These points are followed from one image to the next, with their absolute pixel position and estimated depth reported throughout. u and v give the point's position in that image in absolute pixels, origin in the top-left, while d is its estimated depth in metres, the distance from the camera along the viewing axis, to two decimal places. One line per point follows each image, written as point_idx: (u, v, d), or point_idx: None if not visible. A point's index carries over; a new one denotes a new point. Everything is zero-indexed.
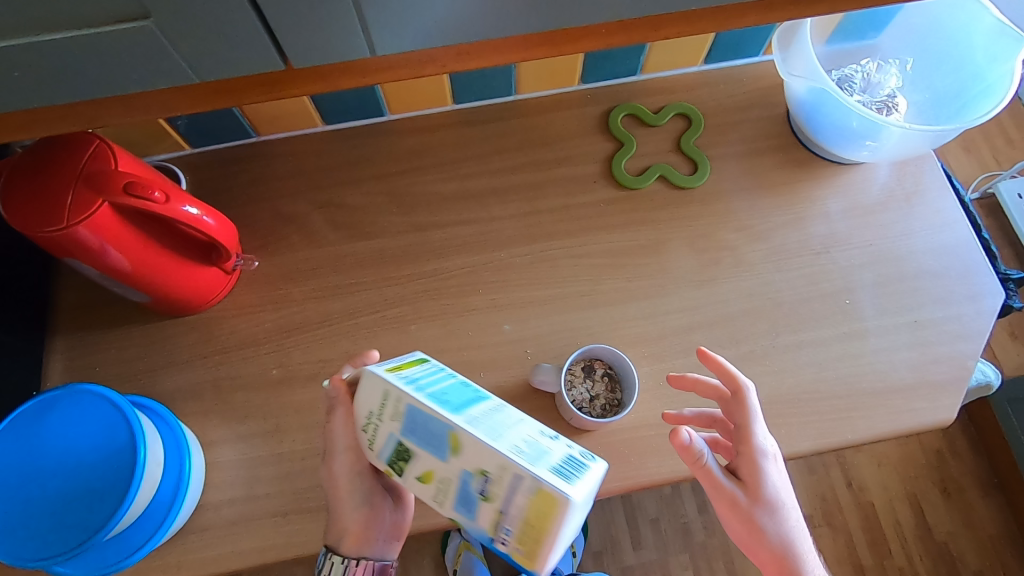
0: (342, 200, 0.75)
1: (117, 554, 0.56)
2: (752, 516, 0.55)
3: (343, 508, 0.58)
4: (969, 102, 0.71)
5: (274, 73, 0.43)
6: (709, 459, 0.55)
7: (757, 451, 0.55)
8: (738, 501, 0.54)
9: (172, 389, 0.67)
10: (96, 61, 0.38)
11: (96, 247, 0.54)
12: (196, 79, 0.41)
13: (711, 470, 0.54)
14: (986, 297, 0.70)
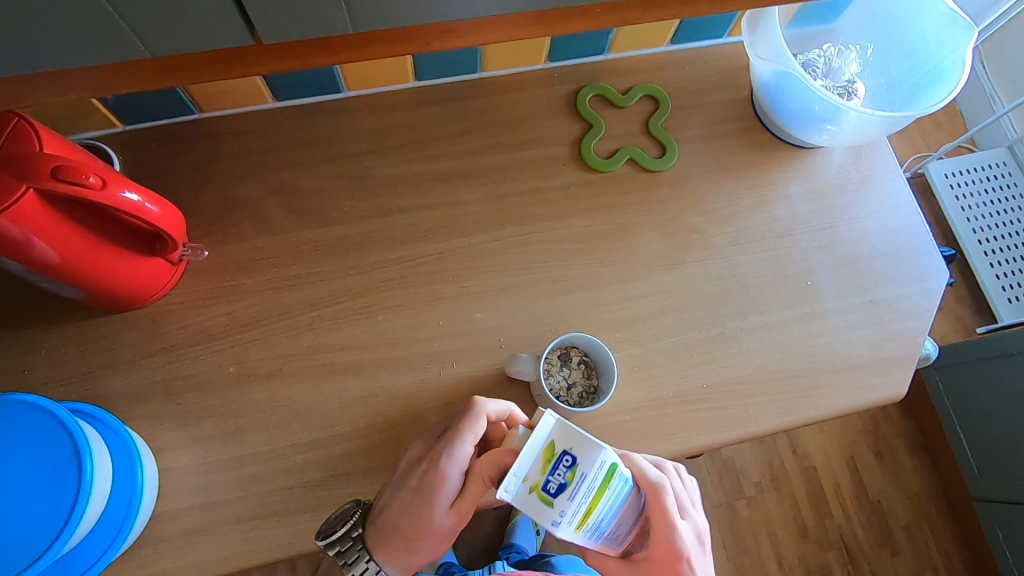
0: (298, 183, 0.70)
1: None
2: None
3: (424, 528, 0.58)
4: (924, 88, 0.73)
5: (240, 49, 0.39)
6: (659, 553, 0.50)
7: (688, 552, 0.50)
8: None
9: (114, 391, 0.61)
10: (33, 28, 0.33)
11: (20, 240, 0.48)
12: (149, 54, 0.37)
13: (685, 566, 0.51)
14: (934, 277, 0.74)
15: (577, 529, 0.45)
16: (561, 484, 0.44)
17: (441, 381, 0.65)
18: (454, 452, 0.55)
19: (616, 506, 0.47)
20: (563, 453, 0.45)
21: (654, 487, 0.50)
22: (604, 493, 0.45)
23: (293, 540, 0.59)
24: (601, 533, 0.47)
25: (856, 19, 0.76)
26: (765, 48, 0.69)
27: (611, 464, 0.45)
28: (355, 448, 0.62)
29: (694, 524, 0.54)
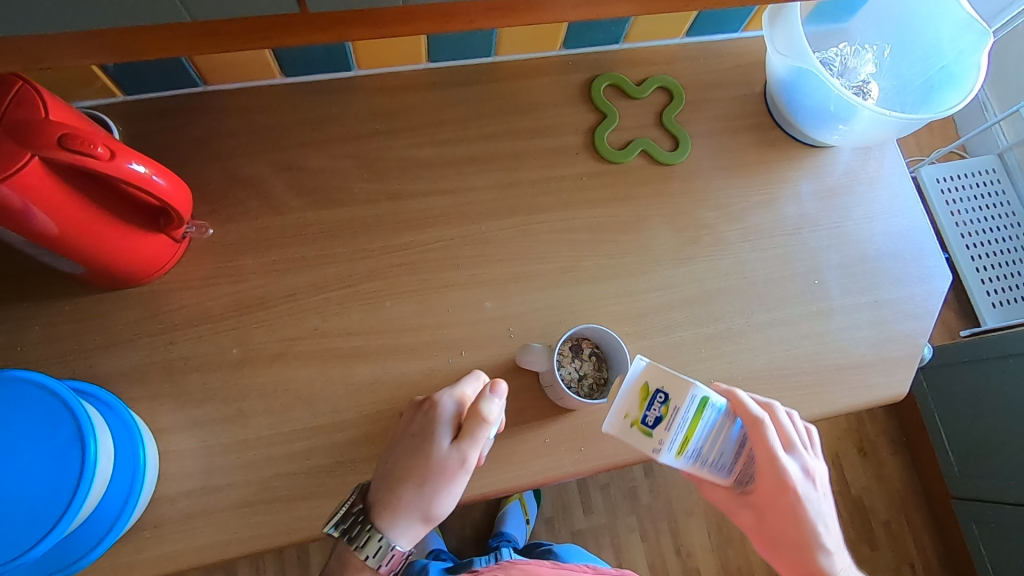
0: (305, 163, 0.69)
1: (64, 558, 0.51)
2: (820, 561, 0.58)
3: (437, 494, 0.56)
4: (938, 92, 0.73)
5: (279, 18, 0.38)
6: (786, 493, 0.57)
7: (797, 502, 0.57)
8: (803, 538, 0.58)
9: (112, 371, 0.59)
10: None
11: (23, 211, 0.47)
12: (190, 19, 0.36)
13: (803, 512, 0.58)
14: (936, 279, 0.75)
15: (674, 455, 0.53)
16: (658, 416, 0.52)
17: (448, 369, 0.64)
18: (452, 398, 0.57)
19: (712, 434, 0.54)
20: (656, 391, 0.52)
21: (758, 430, 0.55)
22: (699, 422, 0.53)
23: (297, 525, 0.58)
24: (701, 459, 0.54)
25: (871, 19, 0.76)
26: (784, 43, 0.69)
27: (701, 399, 0.52)
28: (361, 434, 0.61)
29: (812, 466, 0.58)
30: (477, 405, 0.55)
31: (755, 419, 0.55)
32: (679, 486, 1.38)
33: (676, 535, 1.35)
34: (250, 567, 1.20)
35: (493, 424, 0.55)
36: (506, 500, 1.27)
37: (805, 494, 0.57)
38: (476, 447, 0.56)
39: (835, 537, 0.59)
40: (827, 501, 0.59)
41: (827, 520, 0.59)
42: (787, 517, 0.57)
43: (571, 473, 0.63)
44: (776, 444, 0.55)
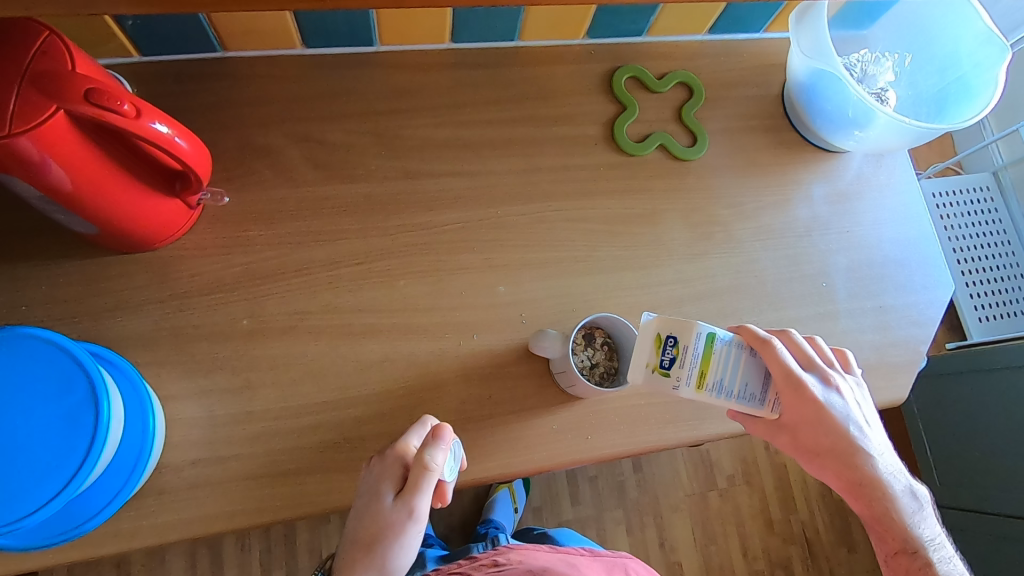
0: (323, 136, 0.68)
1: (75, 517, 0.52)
2: (865, 466, 0.59)
3: (389, 553, 0.54)
4: (955, 105, 0.74)
5: None
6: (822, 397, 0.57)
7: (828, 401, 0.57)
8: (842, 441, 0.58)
9: (120, 335, 0.58)
10: None
11: (42, 167, 0.46)
12: None
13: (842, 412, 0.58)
14: (939, 289, 0.76)
15: (696, 390, 0.55)
16: (672, 357, 0.55)
17: (459, 351, 0.64)
18: (395, 449, 0.56)
19: (732, 366, 0.56)
20: (668, 336, 0.55)
21: (769, 351, 0.56)
22: (713, 356, 0.55)
23: (302, 499, 0.58)
24: (726, 391, 0.56)
25: (893, 27, 0.76)
26: (808, 44, 0.69)
27: (708, 336, 0.55)
28: (369, 412, 0.61)
29: (835, 377, 0.59)
30: (423, 454, 0.53)
31: (764, 343, 0.56)
32: (666, 482, 1.39)
33: (661, 530, 1.37)
34: (237, 542, 1.20)
35: (437, 471, 0.54)
36: (496, 488, 1.27)
37: (831, 402, 0.58)
38: (422, 498, 0.54)
39: (877, 440, 0.60)
40: (860, 407, 0.60)
41: (867, 424, 0.60)
42: (823, 428, 0.58)
43: (576, 460, 0.64)
44: (789, 359, 0.56)
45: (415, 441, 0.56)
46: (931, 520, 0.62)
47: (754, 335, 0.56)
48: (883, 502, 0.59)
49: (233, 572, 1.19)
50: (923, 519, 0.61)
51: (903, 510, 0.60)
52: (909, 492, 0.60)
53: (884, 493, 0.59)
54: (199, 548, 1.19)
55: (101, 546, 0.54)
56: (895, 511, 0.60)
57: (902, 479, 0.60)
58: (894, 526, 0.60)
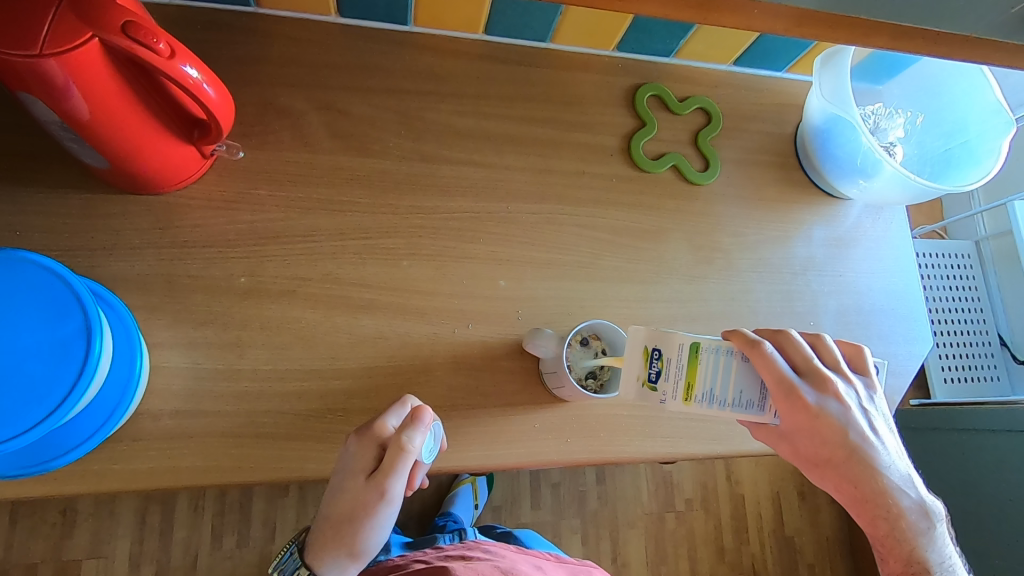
0: (346, 106, 0.67)
1: (46, 453, 0.51)
2: (869, 481, 0.57)
3: (360, 531, 0.55)
4: (955, 166, 0.78)
5: None
6: (819, 407, 0.56)
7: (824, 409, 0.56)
8: (841, 451, 0.57)
9: (115, 276, 0.58)
10: None
11: (65, 92, 0.45)
12: None
13: (839, 422, 0.56)
14: (919, 343, 0.79)
15: (686, 401, 0.57)
16: (658, 370, 0.57)
17: (454, 339, 0.64)
18: (373, 427, 0.55)
19: (723, 374, 0.56)
20: (654, 349, 0.57)
21: (762, 356, 0.55)
22: (699, 366, 0.56)
23: (277, 465, 0.58)
24: (718, 400, 0.57)
25: (908, 87, 0.78)
26: (829, 89, 0.71)
27: (693, 345, 0.56)
28: (356, 387, 0.61)
29: (837, 383, 0.58)
30: (400, 435, 0.53)
31: (758, 350, 0.55)
32: (626, 497, 1.41)
33: (615, 544, 1.38)
34: (190, 504, 1.18)
35: (413, 453, 0.53)
36: (458, 483, 1.28)
37: (832, 411, 0.56)
38: (395, 479, 0.54)
39: (884, 453, 0.58)
40: (867, 415, 0.58)
41: (874, 434, 0.58)
42: (821, 438, 0.57)
43: (554, 461, 0.64)
44: (781, 364, 0.55)
45: (393, 421, 0.55)
46: (941, 540, 0.60)
47: (746, 341, 0.56)
48: (887, 520, 0.58)
49: (183, 533, 1.17)
50: (931, 538, 0.59)
51: (909, 527, 0.58)
52: (918, 511, 0.59)
53: (888, 510, 0.58)
54: (151, 504, 1.16)
55: (68, 485, 0.53)
56: (899, 529, 0.58)
57: (910, 495, 0.59)
58: (896, 542, 0.59)
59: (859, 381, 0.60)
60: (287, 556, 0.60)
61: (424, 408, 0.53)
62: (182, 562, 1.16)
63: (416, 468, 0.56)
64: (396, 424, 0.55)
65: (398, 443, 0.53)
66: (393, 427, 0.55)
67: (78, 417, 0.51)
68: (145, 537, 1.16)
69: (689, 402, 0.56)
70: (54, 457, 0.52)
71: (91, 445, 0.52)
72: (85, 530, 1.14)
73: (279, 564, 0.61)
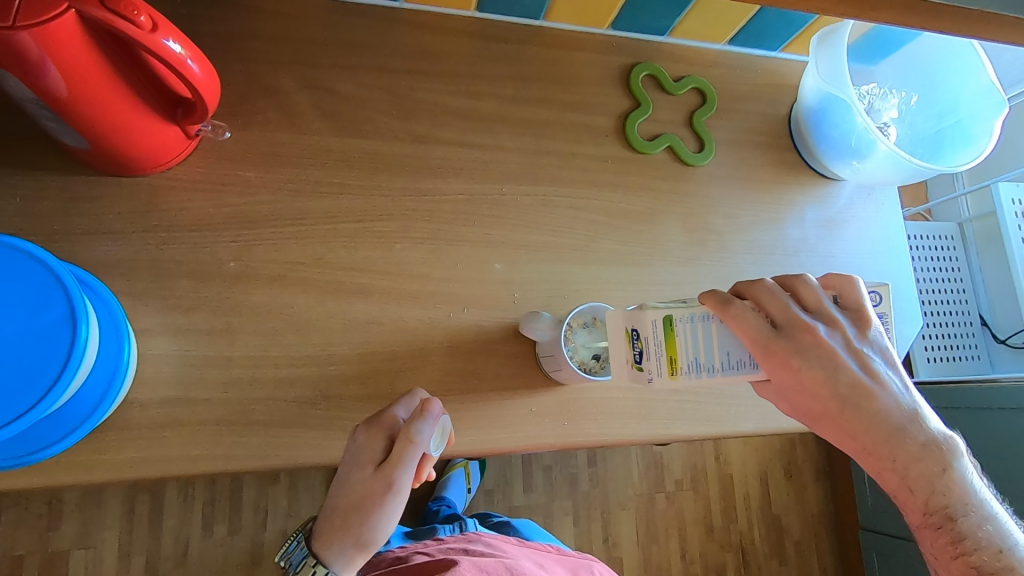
0: (334, 85, 0.65)
1: (31, 444, 0.50)
2: (866, 428, 0.53)
3: (368, 521, 0.56)
4: (948, 147, 0.77)
5: None
6: (801, 362, 0.52)
7: (803, 362, 0.52)
8: (834, 405, 0.53)
9: (97, 261, 0.56)
10: None
11: (37, 68, 0.43)
12: None
13: (824, 374, 0.52)
14: (907, 326, 0.80)
15: (673, 375, 0.54)
16: (640, 350, 0.56)
17: (449, 323, 0.63)
18: (383, 416, 0.55)
19: (704, 340, 0.54)
20: (632, 330, 0.56)
21: (733, 316, 0.52)
22: (678, 337, 0.54)
23: (271, 452, 0.57)
24: (706, 368, 0.54)
25: (901, 66, 0.78)
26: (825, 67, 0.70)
27: (666, 318, 0.54)
28: (350, 372, 0.60)
29: (820, 329, 0.53)
30: (409, 426, 0.53)
31: (735, 311, 0.52)
32: (617, 479, 1.42)
33: (606, 526, 1.40)
34: (180, 492, 1.17)
35: (422, 445, 0.54)
36: (449, 468, 1.28)
37: (817, 359, 0.52)
38: (404, 470, 0.55)
39: (880, 395, 0.53)
40: (856, 357, 0.53)
41: (866, 375, 0.53)
42: (809, 391, 0.53)
43: (551, 445, 0.64)
44: (751, 322, 0.52)
45: (403, 412, 0.55)
46: (966, 479, 0.53)
47: (718, 301, 0.53)
48: (894, 468, 0.53)
49: (173, 521, 1.16)
50: (953, 479, 0.53)
51: (924, 473, 0.53)
52: (928, 451, 0.53)
53: (894, 456, 0.53)
54: (140, 493, 1.15)
55: (54, 476, 0.52)
56: (914, 476, 0.53)
57: (916, 435, 0.53)
58: (914, 492, 0.53)
59: (846, 321, 0.55)
60: (293, 546, 0.59)
61: (433, 400, 0.53)
62: (172, 550, 1.15)
63: (424, 460, 0.57)
64: (405, 415, 0.55)
65: (410, 433, 0.53)
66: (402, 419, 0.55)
67: (63, 407, 0.49)
68: (134, 527, 1.14)
69: (678, 375, 0.55)
70: (39, 448, 0.50)
71: (77, 435, 0.51)
72: (72, 521, 1.12)
73: (286, 551, 0.60)
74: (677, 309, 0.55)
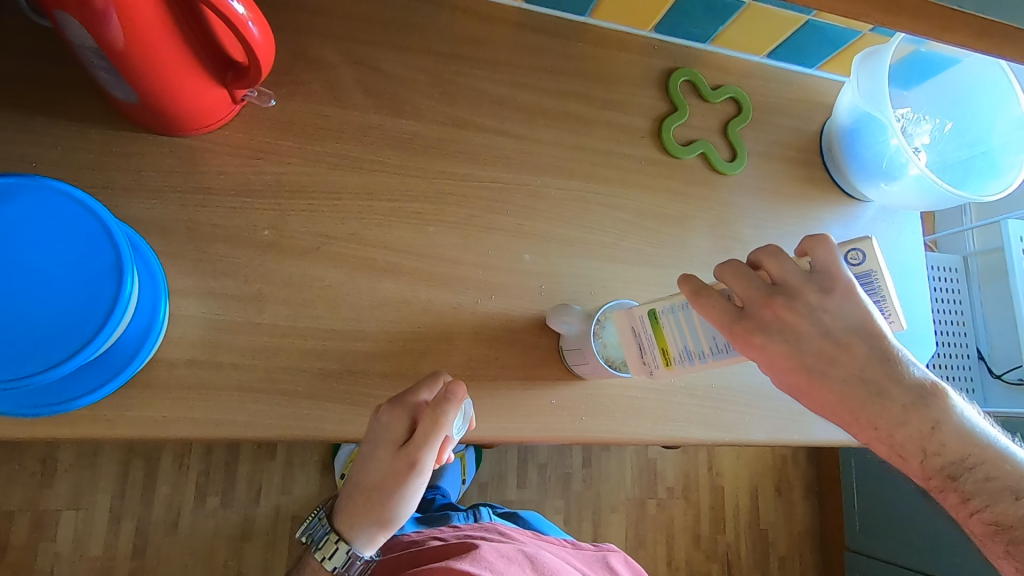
0: (378, 63, 0.65)
1: (61, 394, 0.50)
2: (838, 398, 0.48)
3: (390, 500, 0.57)
4: (976, 176, 0.78)
5: None
6: (763, 342, 0.48)
7: (766, 342, 0.48)
8: (805, 377, 0.48)
9: (134, 217, 0.56)
10: None
11: (101, 17, 0.42)
12: None
13: (790, 350, 0.48)
14: (924, 349, 0.81)
15: (668, 366, 0.56)
16: (635, 346, 0.58)
17: (475, 310, 0.63)
18: (410, 397, 0.54)
19: (689, 329, 0.54)
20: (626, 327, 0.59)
21: (702, 304, 0.50)
22: (665, 329, 0.55)
23: (293, 423, 0.57)
24: (696, 356, 0.54)
25: (934, 93, 0.79)
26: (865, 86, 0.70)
27: (651, 313, 0.56)
28: (376, 350, 0.60)
29: (783, 302, 0.48)
30: (434, 410, 0.53)
31: (706, 301, 0.49)
32: (610, 481, 1.43)
33: (596, 527, 1.40)
34: (175, 460, 1.16)
35: (445, 428, 0.53)
36: None
37: (778, 334, 0.48)
38: (429, 452, 0.55)
39: (851, 360, 0.47)
40: (822, 324, 0.47)
41: (834, 341, 0.47)
42: (778, 368, 0.49)
43: (568, 438, 0.64)
44: (715, 309, 0.49)
45: (426, 395, 0.55)
46: (963, 429, 0.48)
47: (691, 288, 0.50)
48: (879, 435, 0.49)
49: (166, 489, 1.15)
50: (948, 434, 0.48)
51: (915, 435, 0.48)
52: (913, 412, 0.48)
53: (876, 425, 0.48)
54: (136, 458, 1.14)
55: (78, 428, 0.52)
56: (906, 438, 0.48)
57: (897, 397, 0.48)
58: (909, 453, 0.49)
59: (815, 285, 0.48)
60: (314, 522, 0.60)
61: (458, 384, 0.52)
62: (164, 518, 1.15)
63: (445, 444, 0.56)
64: (429, 396, 0.55)
65: (439, 416, 0.53)
66: (425, 399, 0.55)
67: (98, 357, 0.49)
68: (126, 491, 1.14)
69: (670, 365, 0.56)
70: (68, 399, 0.50)
71: (108, 387, 0.51)
72: (65, 480, 1.11)
73: (306, 528, 0.61)
74: (659, 303, 0.56)
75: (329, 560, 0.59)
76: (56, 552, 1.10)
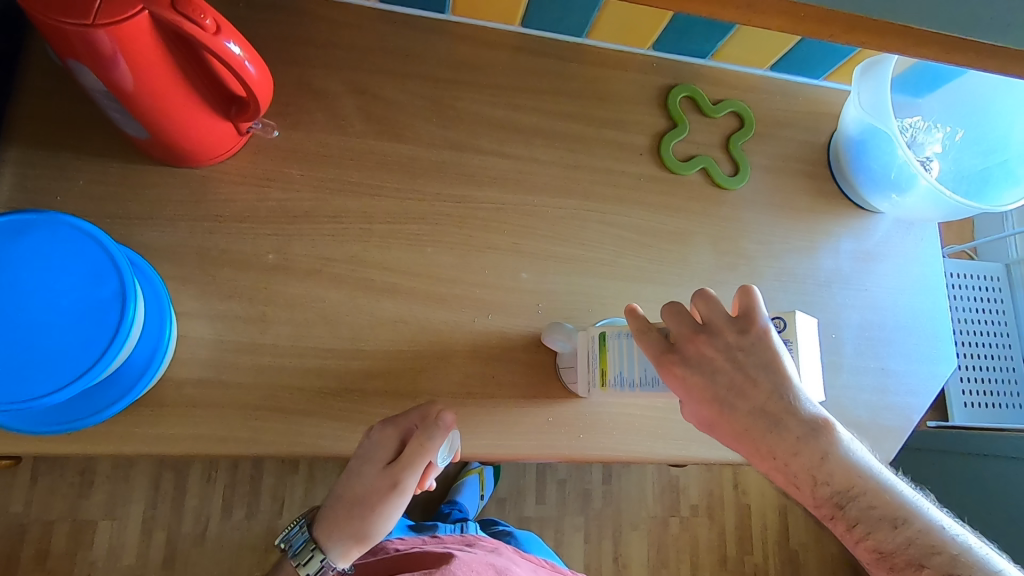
0: (379, 91, 0.68)
1: (79, 412, 0.53)
2: (743, 429, 0.48)
3: (371, 516, 0.58)
4: (993, 185, 0.76)
5: None
6: (686, 373, 0.49)
7: (687, 373, 0.49)
8: (720, 407, 0.49)
9: (148, 245, 0.59)
10: None
11: (112, 64, 0.46)
12: None
13: (706, 382, 0.49)
14: (944, 366, 0.77)
15: (603, 387, 0.58)
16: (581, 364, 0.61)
17: (473, 328, 0.65)
18: (403, 419, 0.56)
19: (628, 356, 0.57)
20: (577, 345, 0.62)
21: (646, 340, 0.51)
22: (608, 352, 0.58)
23: (294, 440, 0.59)
24: (628, 383, 0.57)
25: (949, 100, 0.76)
26: (867, 98, 0.69)
27: (600, 335, 0.59)
28: (375, 368, 0.62)
29: (704, 339, 0.49)
30: (425, 435, 0.55)
31: (645, 336, 0.51)
32: (631, 498, 1.40)
33: (617, 545, 1.38)
34: (203, 473, 1.20)
35: (431, 452, 0.55)
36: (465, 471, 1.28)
37: (696, 367, 0.49)
38: (412, 473, 0.56)
39: (757, 394, 0.48)
40: (737, 360, 0.48)
41: (746, 375, 0.48)
42: (695, 400, 0.49)
43: (564, 456, 0.64)
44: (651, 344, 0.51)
45: (415, 419, 0.56)
46: (852, 460, 0.47)
47: (638, 325, 0.51)
48: (776, 465, 0.48)
49: (194, 500, 1.20)
50: (836, 464, 0.46)
51: (806, 465, 0.47)
52: (804, 443, 0.47)
53: (774, 454, 0.48)
54: (166, 471, 1.19)
55: (93, 443, 0.55)
56: (798, 468, 0.47)
57: (792, 427, 0.47)
58: (803, 484, 0.48)
59: (735, 327, 0.49)
60: (294, 530, 0.60)
61: (449, 416, 0.55)
62: (192, 529, 1.19)
63: (429, 470, 0.58)
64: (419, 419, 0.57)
65: (432, 438, 0.55)
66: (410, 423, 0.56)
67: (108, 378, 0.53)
68: (157, 502, 1.18)
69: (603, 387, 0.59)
70: (84, 417, 0.54)
71: (117, 408, 0.54)
72: (101, 491, 1.17)
73: (286, 537, 0.61)
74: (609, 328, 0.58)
75: (304, 566, 0.58)
76: (92, 560, 1.15)
